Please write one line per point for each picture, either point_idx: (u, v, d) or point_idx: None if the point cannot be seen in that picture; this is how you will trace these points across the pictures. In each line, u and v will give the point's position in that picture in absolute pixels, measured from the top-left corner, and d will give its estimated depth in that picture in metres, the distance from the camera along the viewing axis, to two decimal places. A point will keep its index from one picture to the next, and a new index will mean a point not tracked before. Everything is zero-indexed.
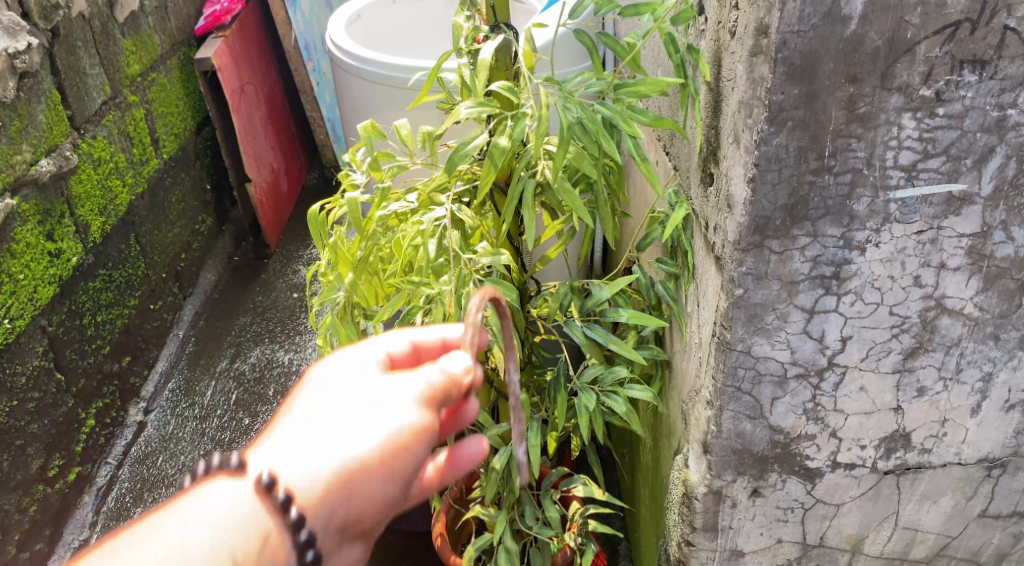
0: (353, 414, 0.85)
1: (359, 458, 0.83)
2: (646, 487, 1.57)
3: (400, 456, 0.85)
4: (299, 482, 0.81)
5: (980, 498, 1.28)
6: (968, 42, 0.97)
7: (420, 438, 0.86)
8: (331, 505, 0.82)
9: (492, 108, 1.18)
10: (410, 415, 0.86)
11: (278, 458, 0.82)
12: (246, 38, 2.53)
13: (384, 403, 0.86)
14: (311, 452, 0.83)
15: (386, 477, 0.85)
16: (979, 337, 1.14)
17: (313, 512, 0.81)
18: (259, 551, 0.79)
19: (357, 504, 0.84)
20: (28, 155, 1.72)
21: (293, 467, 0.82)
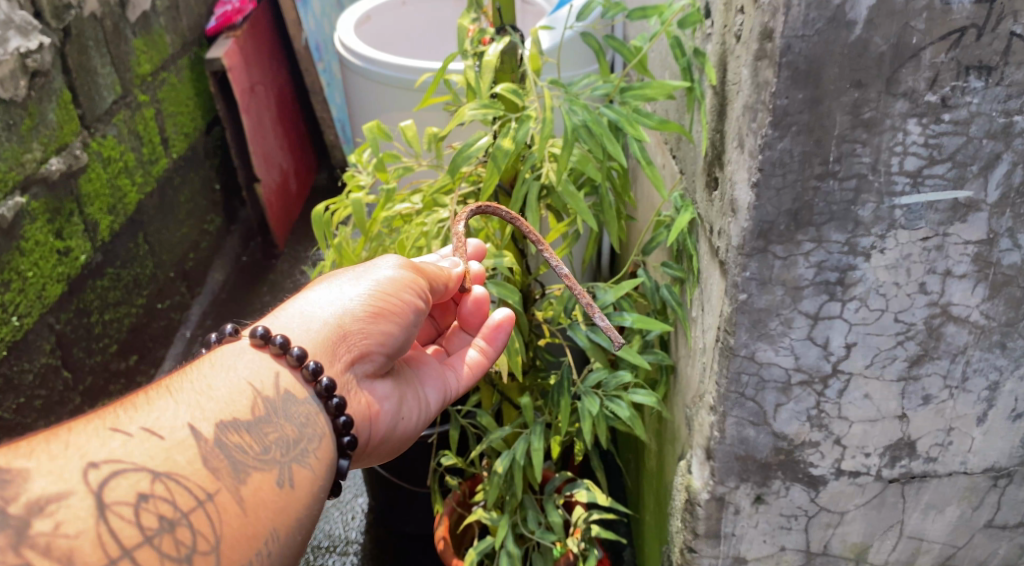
0: (335, 283, 1.08)
1: (347, 306, 1.06)
2: (650, 493, 1.56)
3: (380, 295, 1.07)
4: (298, 329, 1.03)
5: (986, 508, 1.27)
6: (974, 48, 0.96)
7: (401, 286, 1.08)
8: (330, 339, 1.04)
9: (496, 111, 1.20)
10: (389, 272, 1.09)
11: (279, 320, 1.05)
12: (257, 39, 2.55)
13: (365, 270, 1.10)
14: (305, 310, 1.05)
15: (372, 315, 1.06)
16: (985, 345, 1.13)
17: (315, 345, 1.03)
18: (273, 383, 0.99)
19: (356, 338, 1.05)
20: (38, 153, 1.74)
21: (294, 322, 1.04)
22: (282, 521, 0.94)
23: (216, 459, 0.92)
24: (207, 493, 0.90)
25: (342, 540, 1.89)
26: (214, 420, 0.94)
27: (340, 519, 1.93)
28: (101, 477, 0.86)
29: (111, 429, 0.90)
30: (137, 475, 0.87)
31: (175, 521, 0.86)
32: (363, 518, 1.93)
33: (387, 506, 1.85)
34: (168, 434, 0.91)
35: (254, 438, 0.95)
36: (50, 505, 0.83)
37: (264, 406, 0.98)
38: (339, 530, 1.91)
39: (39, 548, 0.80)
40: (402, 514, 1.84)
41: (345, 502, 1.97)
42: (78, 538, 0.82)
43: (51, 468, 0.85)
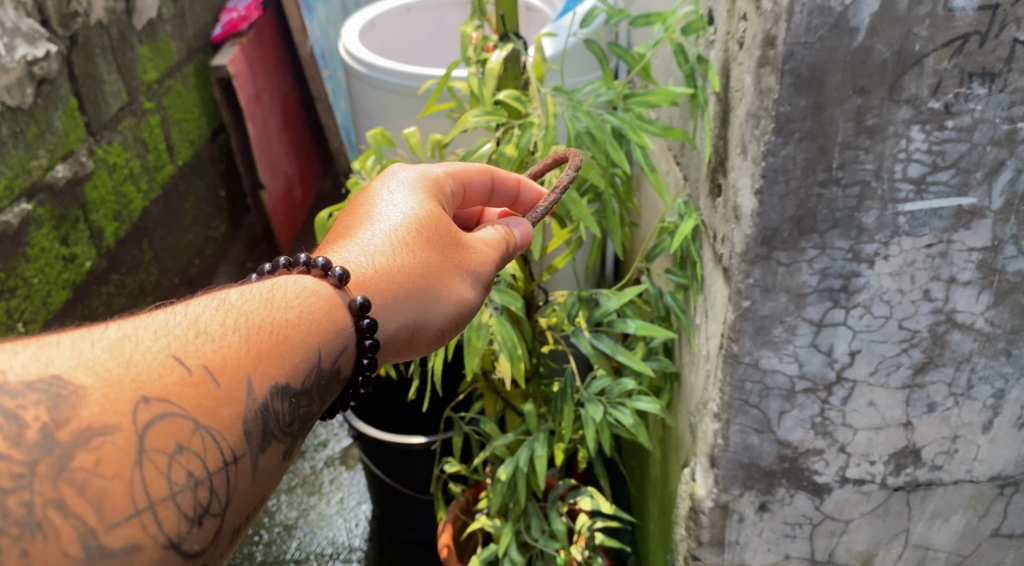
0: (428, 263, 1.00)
1: (428, 306, 0.99)
2: (654, 501, 1.56)
3: (459, 319, 1.02)
4: (385, 308, 0.95)
5: (992, 516, 1.26)
6: (977, 54, 0.96)
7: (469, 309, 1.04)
8: (400, 338, 0.97)
9: (498, 118, 1.19)
10: (470, 284, 1.04)
11: (369, 282, 0.94)
12: (263, 47, 2.56)
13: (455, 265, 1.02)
14: (395, 285, 0.96)
15: (443, 326, 1.01)
16: (991, 352, 1.13)
17: (385, 336, 0.95)
18: (340, 357, 0.89)
19: (416, 343, 1.00)
20: (45, 160, 1.75)
21: (383, 298, 0.95)
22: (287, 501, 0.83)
23: (254, 423, 0.80)
24: (235, 456, 0.78)
25: (346, 547, 1.88)
26: (266, 375, 0.81)
27: (343, 526, 1.93)
28: (150, 417, 0.73)
29: (171, 357, 0.77)
30: (183, 423, 0.75)
31: (200, 481, 0.75)
32: (366, 525, 1.93)
33: (391, 513, 1.84)
34: (223, 381, 0.78)
35: (294, 404, 0.83)
36: (95, 435, 0.71)
37: (313, 371, 0.86)
38: (343, 537, 1.91)
39: (74, 485, 0.70)
40: (405, 521, 1.84)
41: (349, 509, 1.97)
42: (113, 478, 0.71)
43: (105, 390, 0.73)
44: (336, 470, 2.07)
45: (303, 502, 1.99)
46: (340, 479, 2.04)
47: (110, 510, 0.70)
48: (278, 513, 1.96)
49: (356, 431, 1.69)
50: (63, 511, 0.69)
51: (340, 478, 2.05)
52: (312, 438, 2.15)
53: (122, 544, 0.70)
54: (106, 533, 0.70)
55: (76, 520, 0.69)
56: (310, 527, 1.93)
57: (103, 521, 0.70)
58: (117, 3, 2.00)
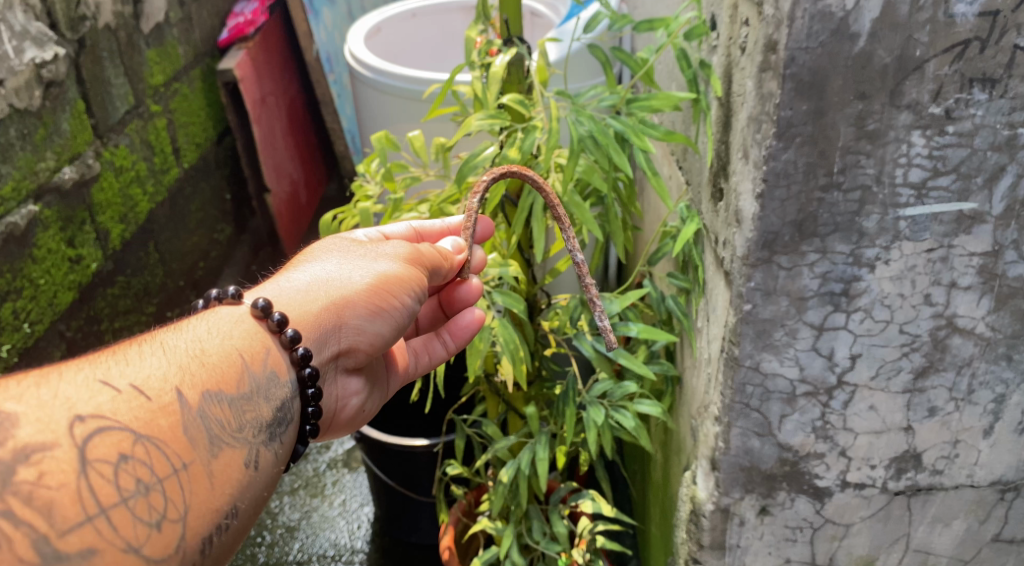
0: (338, 266, 1.07)
1: (348, 295, 1.05)
2: (656, 504, 1.56)
3: (384, 294, 1.07)
4: (296, 306, 1.03)
5: (993, 522, 1.26)
6: (978, 60, 0.96)
7: (403, 285, 1.09)
8: (323, 328, 1.04)
9: (502, 121, 1.20)
10: (393, 267, 1.09)
11: (278, 292, 1.03)
12: (270, 51, 2.58)
13: (372, 259, 1.09)
14: (304, 289, 1.04)
15: (369, 308, 1.07)
16: (991, 357, 1.13)
17: (306, 328, 1.02)
18: (263, 358, 0.98)
19: (347, 331, 1.06)
20: (52, 162, 1.76)
21: (296, 299, 1.03)
22: (242, 499, 0.90)
23: (195, 430, 0.88)
24: (181, 462, 0.86)
25: (348, 549, 1.89)
26: (199, 388, 0.90)
27: (346, 528, 1.94)
28: (87, 433, 0.81)
29: (99, 382, 0.85)
30: (121, 434, 0.83)
31: (150, 487, 0.83)
32: (368, 527, 1.94)
33: (393, 515, 1.85)
34: (155, 396, 0.87)
35: (231, 414, 0.92)
36: (35, 454, 0.79)
37: (245, 381, 0.95)
38: (345, 539, 1.91)
39: (21, 497, 0.77)
40: (408, 524, 1.85)
41: (352, 511, 1.98)
42: (60, 489, 0.79)
43: (38, 415, 0.81)
44: (338, 472, 2.08)
45: (306, 504, 2.00)
46: (343, 481, 2.05)
47: (60, 519, 0.78)
48: (281, 515, 1.97)
49: (360, 433, 1.70)
50: (14, 521, 0.76)
51: (342, 481, 2.06)
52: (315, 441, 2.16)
53: (77, 548, 0.78)
54: (60, 539, 0.77)
55: (28, 527, 0.76)
56: (313, 529, 1.94)
57: (54, 528, 0.77)
58: (125, 7, 2.02)
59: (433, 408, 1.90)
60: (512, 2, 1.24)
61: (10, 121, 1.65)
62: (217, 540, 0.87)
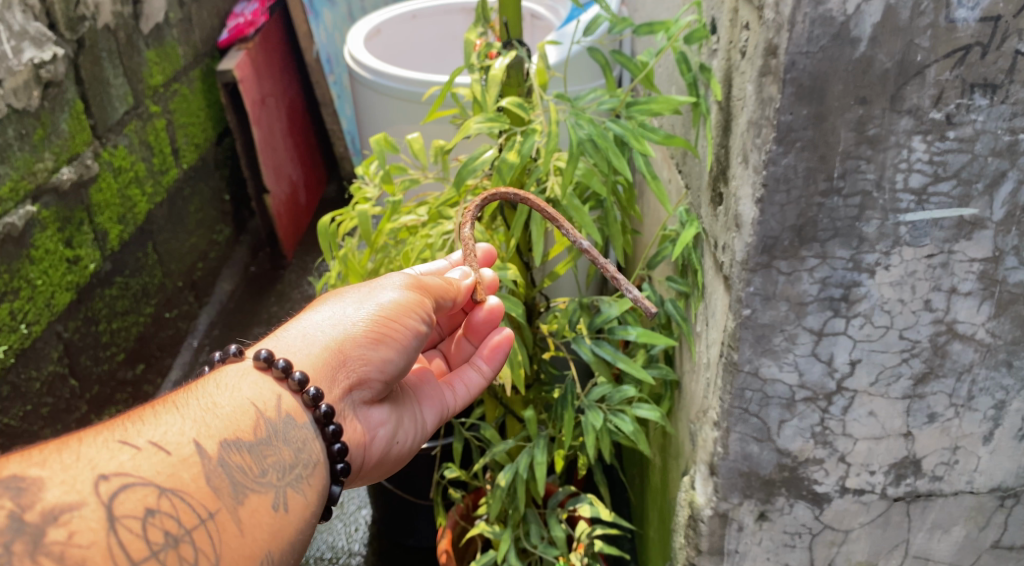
0: (338, 306, 1.08)
1: (349, 329, 1.06)
2: (655, 509, 1.55)
3: (382, 320, 1.07)
4: (299, 351, 1.04)
5: (993, 528, 1.26)
6: (979, 65, 0.96)
7: (404, 310, 1.08)
8: (327, 364, 1.04)
9: (501, 124, 1.20)
10: (392, 295, 1.09)
11: (281, 342, 1.05)
12: (270, 51, 2.57)
13: (373, 293, 1.09)
14: (306, 333, 1.06)
15: (371, 337, 1.06)
16: (991, 363, 1.13)
17: (312, 368, 1.03)
18: (276, 405, 0.99)
19: (355, 363, 1.05)
20: (50, 163, 1.76)
21: (299, 344, 1.04)
22: (277, 544, 0.94)
23: (217, 479, 0.92)
24: (208, 511, 0.90)
25: (346, 552, 1.89)
26: (217, 438, 0.94)
27: (343, 531, 1.94)
28: (110, 490, 0.86)
29: (119, 444, 0.90)
30: (146, 489, 0.88)
31: (178, 538, 0.87)
32: (366, 530, 1.93)
33: (391, 518, 1.85)
34: (174, 450, 0.91)
35: (254, 460, 0.95)
36: (64, 514, 0.83)
37: (265, 428, 0.98)
38: (342, 542, 1.91)
39: (52, 555, 0.81)
40: (405, 527, 1.84)
41: (349, 513, 1.98)
42: (90, 547, 0.83)
43: (63, 478, 0.85)
44: None
45: None
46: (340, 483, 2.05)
47: None
48: None
49: None
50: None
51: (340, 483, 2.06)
52: None
53: None
54: None
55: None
56: (310, 531, 1.94)
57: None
58: (125, 7, 2.01)
59: None
60: (511, 4, 1.23)
61: (8, 121, 1.65)
62: None
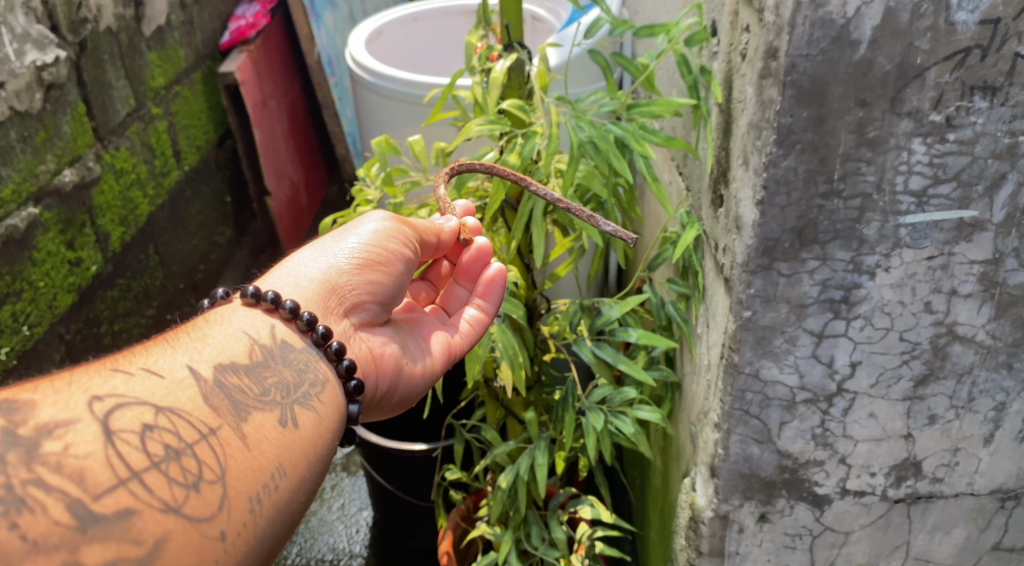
0: (320, 245, 1.10)
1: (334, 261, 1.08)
2: (655, 510, 1.55)
3: (365, 248, 1.09)
4: (287, 287, 1.05)
5: (994, 530, 1.26)
6: (979, 68, 0.96)
7: (386, 236, 1.10)
8: (318, 293, 1.06)
9: (502, 127, 1.20)
10: (371, 225, 1.11)
11: (267, 281, 1.06)
12: (271, 53, 2.58)
13: (352, 227, 1.12)
14: (289, 271, 1.07)
15: (356, 266, 1.08)
16: (992, 365, 1.13)
17: (304, 299, 1.04)
18: (271, 334, 1.00)
19: (345, 290, 1.07)
20: (52, 165, 1.77)
21: (286, 280, 1.06)
22: (286, 458, 0.92)
23: (216, 398, 0.91)
24: (209, 428, 0.89)
25: (347, 553, 1.89)
26: (213, 363, 0.94)
27: (344, 532, 1.94)
28: (106, 409, 0.85)
29: (111, 370, 0.89)
30: (142, 408, 0.86)
31: (180, 451, 0.85)
32: (367, 532, 1.94)
33: (393, 520, 1.84)
34: (167, 373, 0.91)
35: (252, 381, 0.95)
36: (59, 429, 0.82)
37: (260, 354, 0.98)
38: (344, 543, 1.91)
39: (49, 466, 0.80)
40: (406, 528, 1.84)
41: (350, 515, 1.98)
42: (88, 459, 0.81)
43: (57, 399, 0.84)
44: (338, 476, 2.08)
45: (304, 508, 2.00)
46: (342, 485, 2.06)
47: (92, 484, 0.80)
48: None
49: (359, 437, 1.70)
50: (45, 488, 0.78)
51: (341, 485, 2.06)
52: None
53: (114, 510, 0.80)
54: (96, 502, 0.80)
55: (59, 493, 0.79)
56: (312, 533, 1.94)
57: (89, 492, 0.80)
58: (126, 10, 2.02)
59: (432, 412, 1.90)
60: (512, 7, 1.24)
61: (10, 123, 1.65)
62: (265, 498, 0.89)
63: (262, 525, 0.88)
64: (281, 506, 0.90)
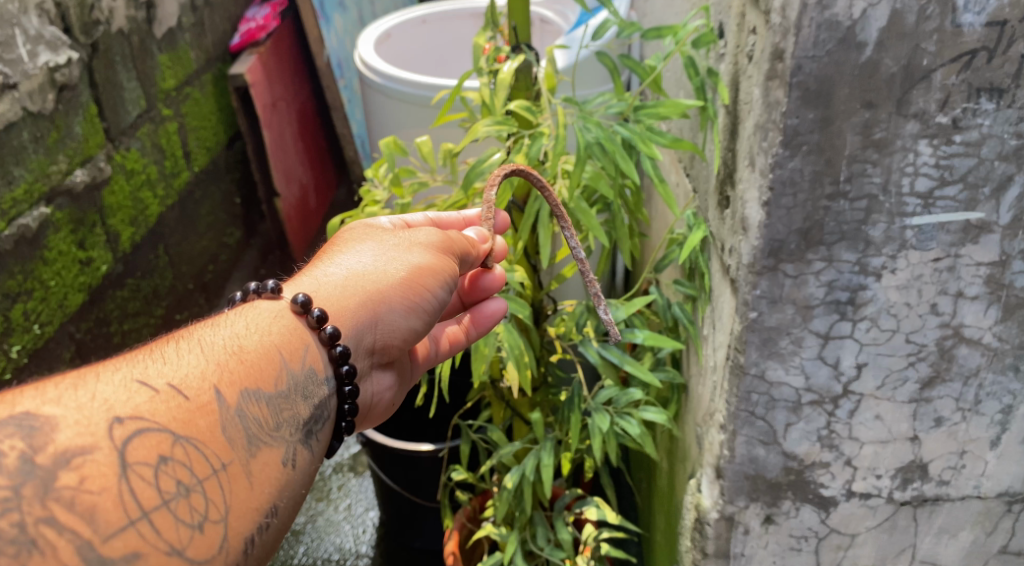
0: (371, 258, 1.05)
1: (385, 289, 1.03)
2: (661, 512, 1.55)
3: (420, 289, 1.05)
4: (335, 300, 1.00)
5: (1000, 533, 1.25)
6: (985, 70, 0.96)
7: (438, 280, 1.07)
8: (360, 322, 1.01)
9: (509, 127, 1.21)
10: (427, 258, 1.07)
11: (314, 285, 1.01)
12: (281, 56, 2.59)
13: (404, 249, 1.07)
14: (341, 282, 1.02)
15: (405, 305, 1.05)
16: (998, 368, 1.13)
17: (344, 325, 1.00)
18: (300, 354, 0.95)
19: (382, 326, 1.04)
20: (64, 165, 1.78)
21: (334, 294, 1.01)
22: (285, 497, 0.88)
23: (233, 430, 0.86)
24: (220, 462, 0.84)
25: (353, 553, 1.90)
26: (237, 386, 0.88)
27: (350, 532, 1.95)
28: (125, 435, 0.79)
29: (137, 384, 0.83)
30: (160, 436, 0.81)
31: (190, 488, 0.80)
32: (374, 532, 1.94)
33: (398, 520, 1.86)
34: (192, 395, 0.85)
35: (269, 413, 0.90)
36: (76, 457, 0.76)
37: (282, 379, 0.92)
38: (350, 543, 1.92)
39: (62, 503, 0.74)
40: (412, 528, 1.85)
41: (357, 515, 1.99)
42: (101, 493, 0.76)
43: (77, 418, 0.78)
44: (344, 476, 2.09)
45: (311, 507, 2.01)
46: (348, 486, 2.06)
47: (103, 523, 0.75)
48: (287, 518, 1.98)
49: (366, 436, 1.70)
50: (56, 528, 0.73)
51: (348, 485, 2.07)
52: None
53: (121, 553, 0.75)
54: (104, 544, 0.75)
55: (71, 534, 0.74)
56: (318, 533, 1.95)
57: (98, 533, 0.75)
58: (138, 12, 2.03)
59: (437, 413, 1.91)
60: (520, 9, 1.24)
61: (23, 124, 1.67)
62: (261, 543, 0.85)
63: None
64: (273, 546, 0.86)
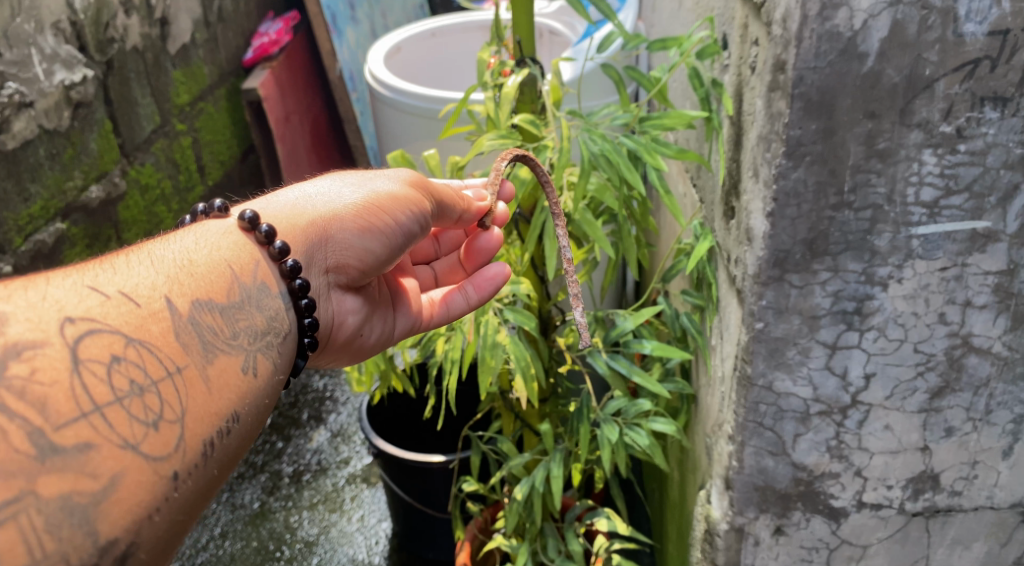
0: (331, 186, 1.07)
1: (334, 207, 1.04)
2: (673, 523, 1.55)
3: (375, 213, 1.06)
4: (284, 219, 1.01)
5: (1015, 544, 1.24)
6: (988, 79, 0.96)
7: (396, 203, 1.08)
8: (311, 240, 1.02)
9: (513, 141, 1.23)
10: (388, 187, 1.08)
11: (266, 206, 1.02)
12: (295, 70, 2.61)
13: (363, 182, 1.09)
14: (292, 204, 1.03)
15: (358, 226, 1.05)
16: (1009, 377, 1.12)
17: (296, 243, 1.00)
18: (252, 269, 0.94)
19: (334, 245, 1.04)
20: (80, 181, 1.81)
21: (281, 212, 1.02)
22: (243, 405, 0.85)
23: (188, 335, 0.83)
24: (175, 366, 0.81)
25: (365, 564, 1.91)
26: (190, 295, 0.86)
27: (363, 543, 1.96)
28: (77, 333, 0.76)
29: (88, 287, 0.80)
30: (112, 336, 0.78)
31: (144, 388, 0.77)
32: (386, 543, 1.95)
33: (411, 531, 1.87)
34: (144, 301, 0.82)
35: (225, 322, 0.88)
36: (27, 351, 0.74)
37: (236, 291, 0.91)
38: (363, 554, 1.93)
39: (13, 392, 0.71)
40: (426, 540, 1.86)
41: (370, 526, 2.00)
42: (52, 386, 0.73)
43: (28, 314, 0.76)
44: (357, 487, 2.10)
45: (325, 518, 2.02)
46: (361, 496, 2.07)
47: (55, 413, 0.72)
48: (300, 529, 1.99)
49: (378, 447, 1.71)
50: (7, 416, 0.70)
51: (361, 496, 2.08)
52: (334, 455, 2.19)
53: (72, 443, 0.72)
54: (56, 433, 0.72)
55: (22, 421, 0.71)
56: (331, 543, 1.96)
57: (50, 422, 0.72)
58: (153, 29, 2.06)
59: (447, 424, 1.91)
60: (524, 23, 1.25)
61: (39, 141, 1.70)
62: (218, 444, 0.82)
63: (213, 472, 0.81)
64: (230, 454, 0.83)
